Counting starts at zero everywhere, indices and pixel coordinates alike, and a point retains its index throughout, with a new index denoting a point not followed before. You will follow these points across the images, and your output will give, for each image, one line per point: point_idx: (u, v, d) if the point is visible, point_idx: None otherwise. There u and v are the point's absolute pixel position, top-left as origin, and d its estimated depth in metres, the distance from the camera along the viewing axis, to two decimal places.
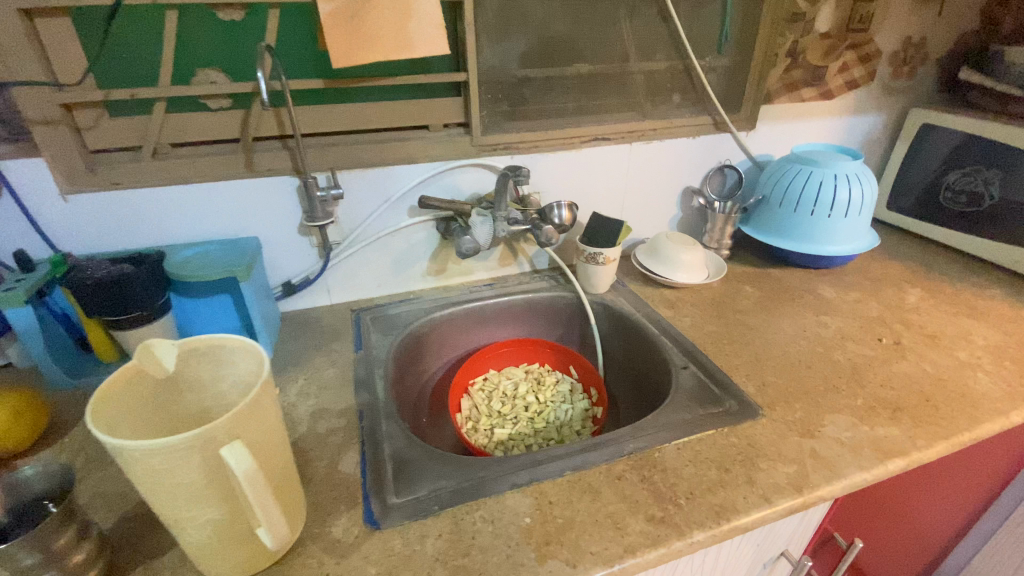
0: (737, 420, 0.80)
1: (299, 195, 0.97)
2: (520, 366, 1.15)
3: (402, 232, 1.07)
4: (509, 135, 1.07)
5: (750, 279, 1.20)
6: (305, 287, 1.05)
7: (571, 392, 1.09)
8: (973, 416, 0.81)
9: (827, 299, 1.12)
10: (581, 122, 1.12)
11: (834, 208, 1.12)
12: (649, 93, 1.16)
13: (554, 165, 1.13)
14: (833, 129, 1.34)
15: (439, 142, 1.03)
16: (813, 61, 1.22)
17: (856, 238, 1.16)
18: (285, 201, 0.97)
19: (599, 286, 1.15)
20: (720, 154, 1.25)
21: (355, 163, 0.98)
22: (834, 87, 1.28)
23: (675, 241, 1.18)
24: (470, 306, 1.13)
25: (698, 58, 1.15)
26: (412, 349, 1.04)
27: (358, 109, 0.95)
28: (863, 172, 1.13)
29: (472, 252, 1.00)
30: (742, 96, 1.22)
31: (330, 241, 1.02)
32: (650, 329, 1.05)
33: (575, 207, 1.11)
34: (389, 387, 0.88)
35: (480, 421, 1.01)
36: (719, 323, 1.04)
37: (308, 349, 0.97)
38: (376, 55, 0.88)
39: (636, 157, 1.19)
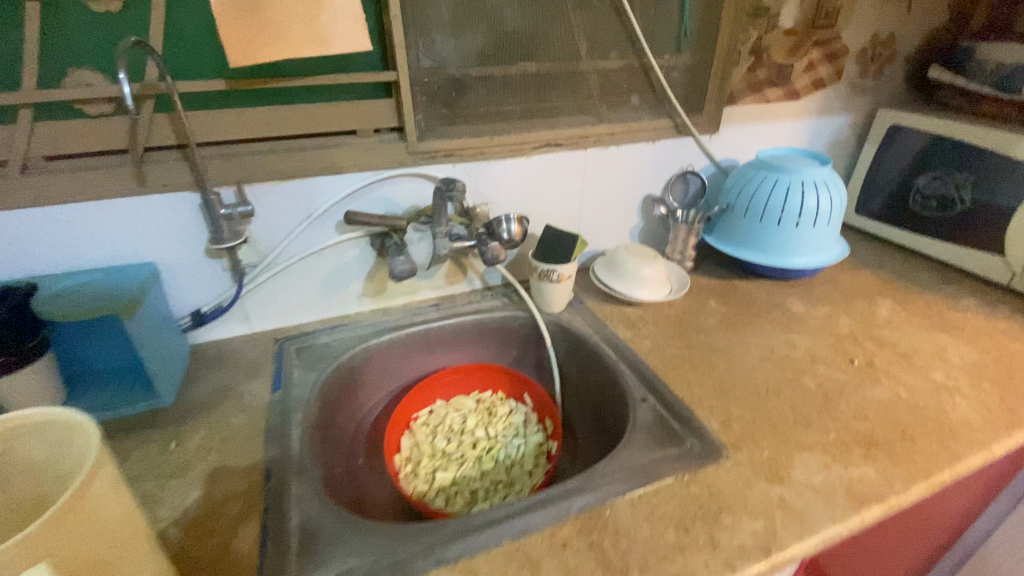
0: (698, 464, 0.71)
1: (203, 214, 0.84)
2: (470, 395, 1.04)
3: (331, 251, 0.95)
4: (450, 140, 0.95)
5: (714, 293, 1.12)
6: (218, 315, 0.92)
7: (525, 424, 0.99)
8: (953, 450, 0.74)
9: (795, 315, 1.05)
10: (530, 125, 1.02)
11: (802, 217, 1.05)
12: (604, 93, 1.06)
13: (503, 174, 1.02)
14: (800, 131, 1.27)
15: (369, 149, 0.91)
16: (778, 59, 1.14)
17: (824, 249, 1.10)
18: (186, 221, 0.85)
19: (555, 305, 1.05)
20: (681, 160, 1.17)
21: (270, 176, 0.86)
22: (800, 86, 1.20)
23: (636, 254, 1.09)
24: (412, 331, 1.01)
25: (655, 57, 1.05)
26: (343, 384, 0.93)
27: (272, 114, 0.84)
28: (831, 179, 1.06)
29: (406, 274, 0.87)
30: (704, 96, 1.13)
31: (244, 263, 0.90)
32: (608, 353, 0.95)
33: (526, 220, 0.99)
34: (307, 435, 0.77)
35: (421, 463, 0.90)
36: (682, 345, 0.96)
37: (217, 391, 0.85)
38: (284, 53, 0.76)
39: (592, 163, 1.10)
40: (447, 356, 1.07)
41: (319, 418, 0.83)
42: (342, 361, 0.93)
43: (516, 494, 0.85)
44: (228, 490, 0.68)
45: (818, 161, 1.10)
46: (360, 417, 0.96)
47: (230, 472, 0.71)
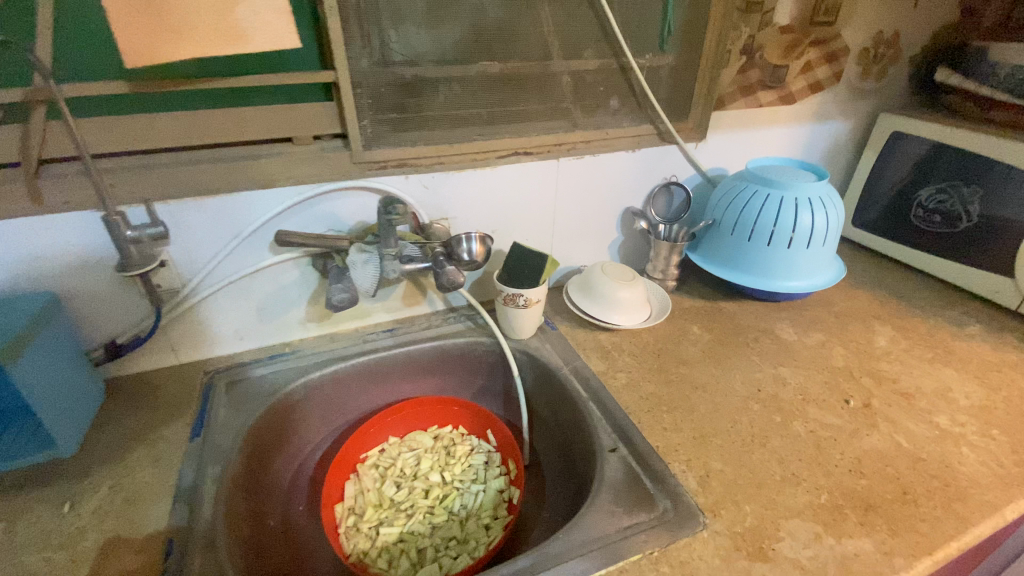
0: (669, 536, 0.62)
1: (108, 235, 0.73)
2: (427, 431, 0.94)
3: (265, 273, 0.84)
4: (401, 149, 0.84)
5: (698, 317, 1.03)
6: (136, 347, 0.81)
7: (486, 466, 0.89)
8: (961, 515, 0.65)
9: (785, 344, 0.96)
10: (494, 133, 0.91)
11: (794, 237, 0.96)
12: (578, 96, 0.95)
13: (464, 187, 0.91)
14: (795, 137, 1.17)
15: (307, 159, 0.80)
16: (772, 60, 1.04)
17: (818, 270, 1.01)
18: (90, 244, 0.73)
19: (523, 332, 0.95)
20: (665, 169, 1.07)
21: (188, 191, 0.75)
22: (796, 89, 1.10)
23: (613, 275, 0.99)
24: (361, 362, 0.91)
25: (635, 56, 0.94)
26: (278, 424, 0.83)
27: (189, 120, 0.73)
28: (828, 194, 0.96)
29: (345, 304, 0.76)
30: (690, 100, 1.03)
31: (162, 289, 0.79)
32: (578, 390, 0.85)
33: (490, 239, 0.88)
34: (223, 495, 0.67)
35: (364, 515, 0.80)
36: (660, 380, 0.86)
37: (130, 436, 0.75)
38: (194, 51, 0.65)
39: (566, 174, 0.99)
40: (403, 387, 0.96)
41: (243, 470, 0.73)
42: (278, 399, 0.83)
43: (468, 553, 0.76)
44: (121, 568, 0.58)
45: (814, 173, 1.00)
46: (301, 460, 0.86)
47: (127, 544, 0.61)
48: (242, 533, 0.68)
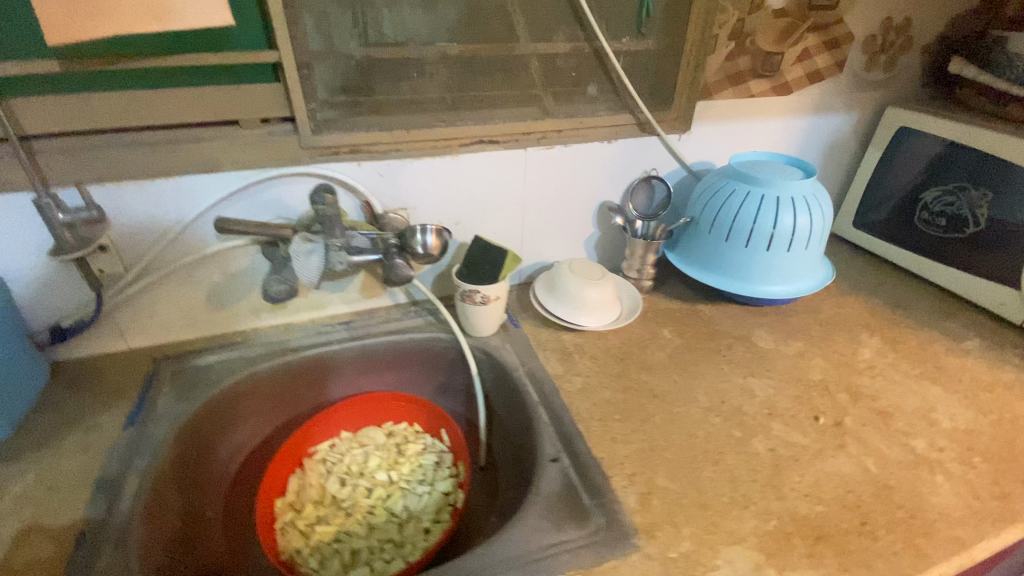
0: (596, 557, 0.58)
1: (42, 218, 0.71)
2: (381, 428, 0.92)
3: (212, 260, 0.82)
4: (355, 134, 0.81)
5: (671, 320, 0.97)
6: (80, 331, 0.80)
7: (436, 467, 0.86)
8: (921, 551, 0.60)
9: (760, 352, 0.90)
10: (456, 119, 0.86)
11: (774, 239, 0.89)
12: (548, 81, 0.90)
13: (423, 175, 0.87)
14: (792, 130, 1.09)
15: (252, 143, 0.77)
16: (764, 46, 0.96)
17: (802, 275, 0.94)
18: (30, 226, 0.72)
19: (483, 329, 0.91)
20: (644, 162, 1.01)
21: (127, 174, 0.73)
22: (792, 78, 1.02)
23: (580, 273, 0.94)
24: (312, 354, 0.89)
25: (610, 39, 0.88)
26: (220, 415, 0.81)
27: (125, 100, 0.70)
28: (815, 193, 0.89)
29: (283, 295, 0.75)
30: (673, 87, 0.96)
31: (103, 273, 0.77)
32: (529, 394, 0.81)
33: (447, 233, 0.85)
34: (146, 488, 0.66)
35: (302, 512, 0.79)
36: (618, 385, 0.82)
37: (66, 422, 0.74)
38: (120, 28, 0.62)
39: (535, 164, 0.94)
40: (358, 381, 0.94)
41: (174, 463, 0.72)
42: (220, 390, 0.81)
43: (402, 558, 0.74)
44: (32, 558, 0.58)
45: (802, 171, 0.92)
46: (247, 452, 0.85)
47: (41, 534, 0.60)
48: (167, 526, 0.67)
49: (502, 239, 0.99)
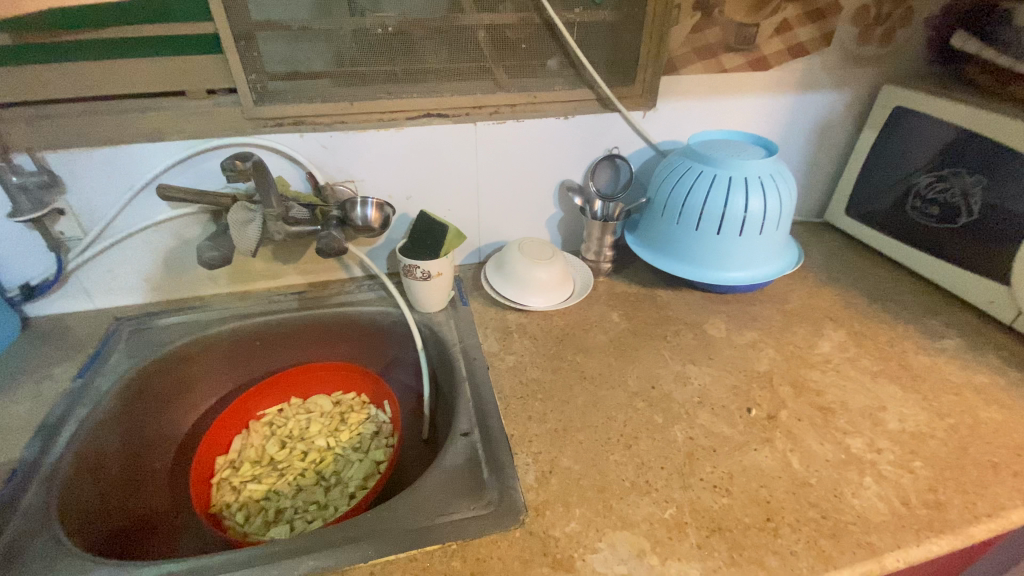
0: (478, 530, 0.58)
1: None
2: (330, 396, 0.95)
3: (166, 227, 0.87)
4: (298, 105, 0.82)
5: (624, 303, 0.95)
6: (49, 290, 0.87)
7: (373, 437, 0.89)
8: (825, 553, 0.57)
9: (708, 340, 0.86)
10: (402, 91, 0.86)
11: (726, 222, 0.85)
12: (498, 54, 0.87)
13: (370, 148, 0.88)
14: (772, 108, 1.02)
15: (196, 113, 0.80)
16: (736, 17, 0.91)
17: (763, 262, 0.89)
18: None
19: (428, 305, 0.92)
20: (605, 141, 0.99)
21: (77, 141, 0.77)
22: (771, 53, 0.96)
23: (529, 252, 0.93)
24: (263, 321, 0.92)
25: (562, 11, 0.85)
26: (169, 375, 0.86)
27: (74, 70, 0.74)
28: (773, 175, 0.84)
29: (217, 261, 0.77)
30: (636, 60, 0.92)
31: (64, 236, 0.83)
32: (459, 369, 0.81)
33: (389, 207, 0.86)
34: (82, 435, 0.71)
35: (239, 469, 0.83)
36: (548, 366, 0.81)
37: (26, 370, 0.80)
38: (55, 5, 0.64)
39: (486, 140, 0.93)
40: (309, 350, 0.97)
41: (117, 414, 0.77)
42: (169, 350, 0.86)
43: (322, 519, 0.76)
44: None
45: (763, 152, 0.88)
46: (198, 413, 0.89)
47: None
48: (102, 472, 0.72)
49: (456, 216, 0.99)
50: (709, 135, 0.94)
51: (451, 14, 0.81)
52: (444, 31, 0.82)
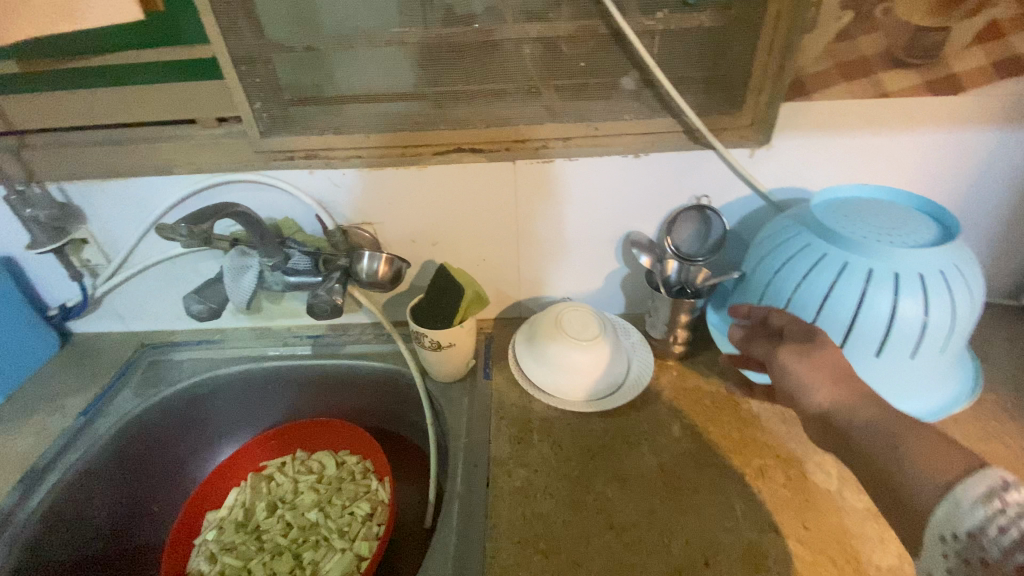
0: None
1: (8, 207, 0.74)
2: (336, 455, 0.85)
3: (183, 259, 0.82)
4: (308, 136, 0.71)
5: (691, 408, 0.71)
6: (83, 312, 0.85)
7: (366, 520, 0.77)
8: None
9: (805, 494, 0.60)
10: (430, 121, 0.71)
11: (856, 335, 0.57)
12: (549, 73, 0.67)
13: (390, 186, 0.74)
14: (956, 150, 0.69)
15: (203, 145, 0.72)
16: (912, 18, 0.60)
17: (912, 395, 0.60)
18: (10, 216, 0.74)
19: (443, 375, 0.77)
20: (691, 185, 0.74)
21: (92, 172, 0.73)
22: (966, 68, 0.63)
23: (571, 327, 0.72)
24: (274, 366, 0.85)
25: (639, 18, 0.62)
26: (174, 416, 0.82)
27: (88, 96, 0.69)
28: (945, 272, 0.55)
29: (205, 316, 0.70)
30: (746, 79, 0.66)
31: (91, 263, 0.81)
32: (455, 477, 0.65)
33: (400, 261, 0.72)
34: (60, 490, 0.68)
35: (223, 533, 0.77)
36: (566, 497, 0.61)
37: (45, 397, 0.79)
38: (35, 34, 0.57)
39: (529, 181, 0.74)
40: (322, 398, 0.88)
41: (110, 460, 0.74)
42: (177, 390, 0.81)
43: None
44: None
45: (929, 233, 0.58)
46: (204, 456, 0.85)
47: None
48: (75, 529, 0.69)
49: (492, 266, 0.82)
50: (846, 190, 0.65)
51: (485, 24, 0.63)
52: (476, 48, 0.64)
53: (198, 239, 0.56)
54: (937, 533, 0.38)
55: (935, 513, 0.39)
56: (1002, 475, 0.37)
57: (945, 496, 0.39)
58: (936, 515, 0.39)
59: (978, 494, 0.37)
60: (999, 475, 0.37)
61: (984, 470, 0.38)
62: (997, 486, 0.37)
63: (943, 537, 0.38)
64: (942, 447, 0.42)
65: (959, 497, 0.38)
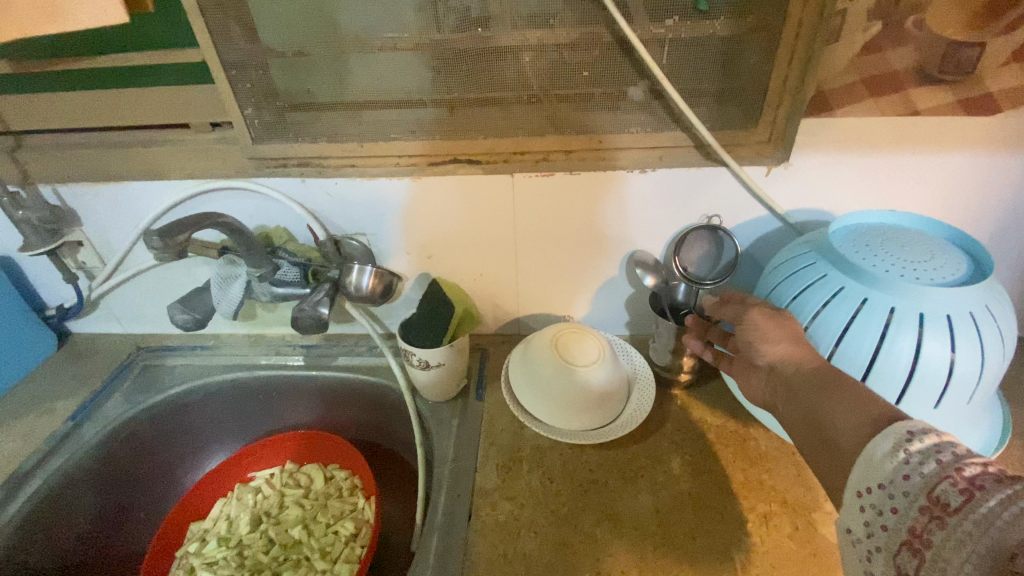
0: None
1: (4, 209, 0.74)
2: (323, 469, 0.83)
3: (177, 264, 0.81)
4: (300, 144, 0.69)
5: (692, 443, 0.66)
6: (80, 313, 0.85)
7: (349, 541, 0.74)
8: None
9: (811, 547, 0.55)
10: (426, 130, 0.68)
11: (873, 380, 0.52)
12: (550, 83, 0.63)
13: (383, 196, 0.71)
14: (996, 173, 0.63)
15: (195, 151, 0.70)
16: (943, 31, 0.54)
17: None
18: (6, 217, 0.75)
19: (434, 394, 0.74)
20: (701, 204, 0.69)
21: (85, 175, 0.72)
22: (1010, 85, 0.57)
23: (570, 351, 0.68)
24: (264, 375, 0.83)
25: (647, 25, 0.58)
26: (164, 423, 0.81)
27: (83, 99, 0.68)
28: (975, 315, 0.50)
29: (191, 325, 0.69)
30: (763, 92, 0.61)
31: (87, 265, 0.81)
32: (437, 505, 0.62)
33: (391, 274, 0.70)
34: (40, 496, 0.67)
35: (205, 546, 0.75)
36: (551, 536, 0.57)
37: (37, 398, 0.79)
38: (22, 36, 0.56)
39: (528, 195, 0.70)
40: (313, 410, 0.86)
41: (95, 467, 0.73)
42: (167, 397, 0.80)
43: None
44: None
45: (959, 268, 0.53)
46: (192, 463, 0.84)
47: None
48: (55, 535, 0.68)
49: (489, 281, 0.79)
50: (869, 216, 0.60)
51: (481, 30, 0.59)
52: (472, 55, 0.61)
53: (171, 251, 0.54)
54: (854, 489, 0.37)
55: (856, 468, 0.38)
56: (909, 427, 0.36)
57: (865, 445, 0.38)
58: (857, 464, 0.38)
59: (887, 446, 0.36)
60: (908, 426, 0.36)
61: (894, 423, 0.37)
62: (903, 437, 0.36)
63: (861, 492, 0.37)
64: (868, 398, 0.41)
65: (873, 449, 0.37)
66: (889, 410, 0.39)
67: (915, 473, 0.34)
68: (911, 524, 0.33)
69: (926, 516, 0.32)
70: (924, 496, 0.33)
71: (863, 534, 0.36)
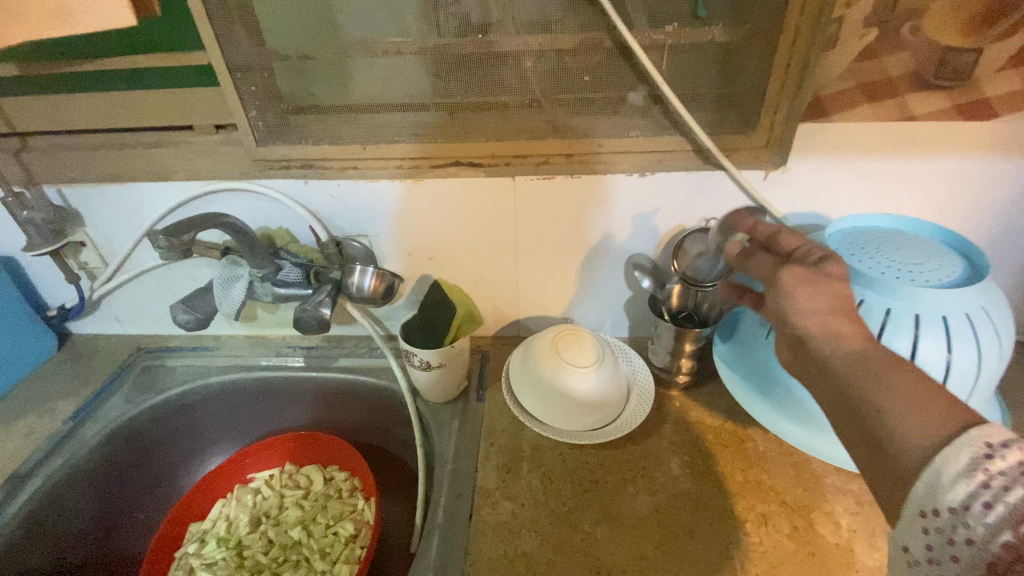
0: None
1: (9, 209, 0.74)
2: (323, 471, 0.83)
3: (179, 265, 0.81)
4: (304, 147, 0.69)
5: (692, 443, 0.67)
6: (81, 314, 0.85)
7: (348, 542, 0.74)
8: None
9: (810, 546, 0.56)
10: (428, 133, 0.68)
11: None
12: (552, 88, 0.64)
13: (385, 198, 0.72)
14: (990, 179, 0.64)
15: (201, 152, 0.71)
16: (941, 37, 0.56)
17: None
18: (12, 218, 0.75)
19: (434, 395, 0.74)
20: (700, 207, 0.70)
21: (90, 176, 0.73)
22: (1002, 92, 0.58)
23: (568, 353, 0.69)
24: (265, 377, 0.83)
25: (647, 31, 0.59)
26: (165, 423, 0.81)
27: (88, 101, 0.69)
28: (971, 316, 0.51)
29: (192, 325, 0.68)
30: (761, 98, 0.62)
31: (89, 266, 0.81)
32: (438, 506, 0.62)
33: (393, 275, 0.70)
34: (41, 495, 0.67)
35: (204, 547, 0.75)
36: (552, 536, 0.58)
37: (37, 398, 0.79)
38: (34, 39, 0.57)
39: (530, 198, 0.71)
40: (313, 411, 0.87)
41: (96, 466, 0.73)
42: (168, 397, 0.80)
43: None
44: None
45: (955, 270, 0.54)
46: (191, 464, 0.84)
47: None
48: (56, 535, 0.68)
49: (490, 283, 0.79)
50: (866, 220, 0.61)
51: (484, 35, 0.60)
52: (476, 60, 0.62)
53: (176, 250, 0.54)
54: (913, 509, 0.33)
55: (916, 485, 0.33)
56: (986, 438, 0.31)
57: (933, 460, 0.32)
58: (920, 481, 0.33)
59: (961, 466, 0.31)
60: (983, 438, 0.32)
61: (964, 434, 0.32)
62: (981, 454, 0.31)
63: (925, 512, 0.32)
64: (925, 392, 0.35)
65: (940, 467, 0.32)
66: (951, 412, 0.34)
67: (999, 501, 0.30)
68: (990, 558, 0.29)
69: (1011, 552, 0.29)
70: (1008, 530, 0.29)
71: (922, 556, 0.32)
